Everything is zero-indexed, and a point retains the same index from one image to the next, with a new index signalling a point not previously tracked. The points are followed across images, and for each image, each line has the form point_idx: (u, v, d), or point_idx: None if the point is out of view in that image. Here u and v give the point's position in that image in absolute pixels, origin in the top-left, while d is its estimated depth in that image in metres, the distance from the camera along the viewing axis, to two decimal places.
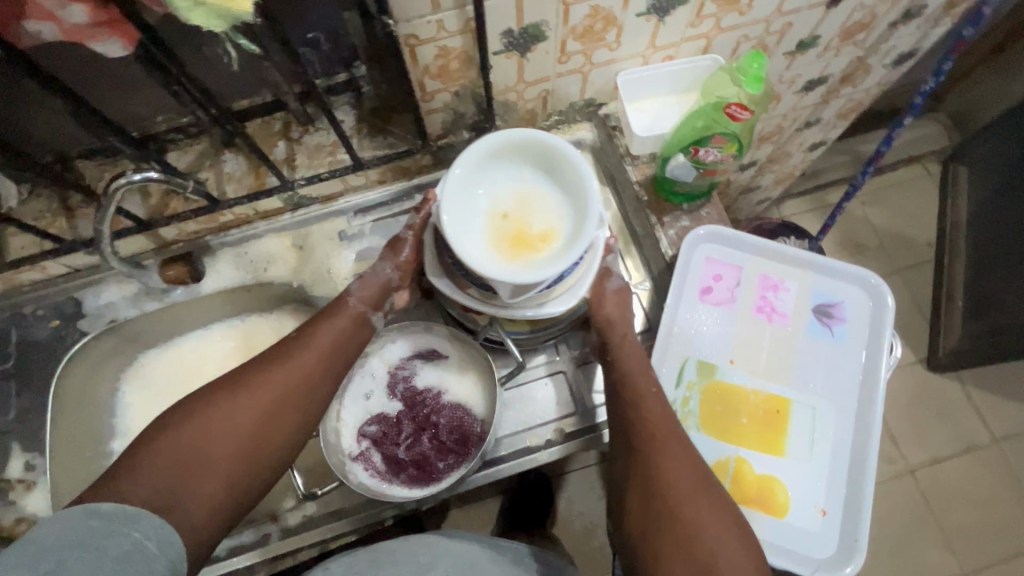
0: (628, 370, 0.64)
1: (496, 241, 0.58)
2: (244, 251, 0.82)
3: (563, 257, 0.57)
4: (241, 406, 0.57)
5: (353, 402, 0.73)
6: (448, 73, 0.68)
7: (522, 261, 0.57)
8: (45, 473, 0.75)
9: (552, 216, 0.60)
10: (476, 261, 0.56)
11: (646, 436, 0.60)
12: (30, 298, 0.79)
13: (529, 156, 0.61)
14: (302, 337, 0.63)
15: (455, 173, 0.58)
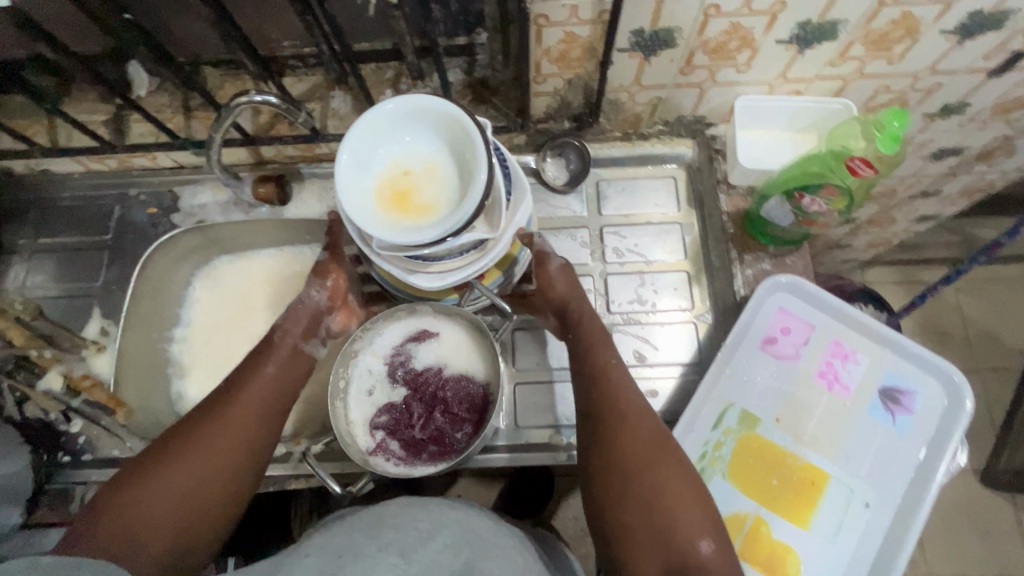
0: (596, 344, 0.68)
1: (379, 185, 0.58)
2: (330, 185, 0.86)
3: (412, 233, 0.56)
4: (185, 453, 0.60)
5: (357, 399, 0.70)
6: (567, 60, 0.67)
7: (384, 216, 0.57)
8: (115, 341, 0.82)
9: (437, 194, 0.58)
10: (348, 200, 0.57)
11: (608, 415, 0.63)
12: (137, 182, 0.87)
13: (446, 127, 0.58)
14: (239, 381, 0.67)
15: (379, 112, 0.58)
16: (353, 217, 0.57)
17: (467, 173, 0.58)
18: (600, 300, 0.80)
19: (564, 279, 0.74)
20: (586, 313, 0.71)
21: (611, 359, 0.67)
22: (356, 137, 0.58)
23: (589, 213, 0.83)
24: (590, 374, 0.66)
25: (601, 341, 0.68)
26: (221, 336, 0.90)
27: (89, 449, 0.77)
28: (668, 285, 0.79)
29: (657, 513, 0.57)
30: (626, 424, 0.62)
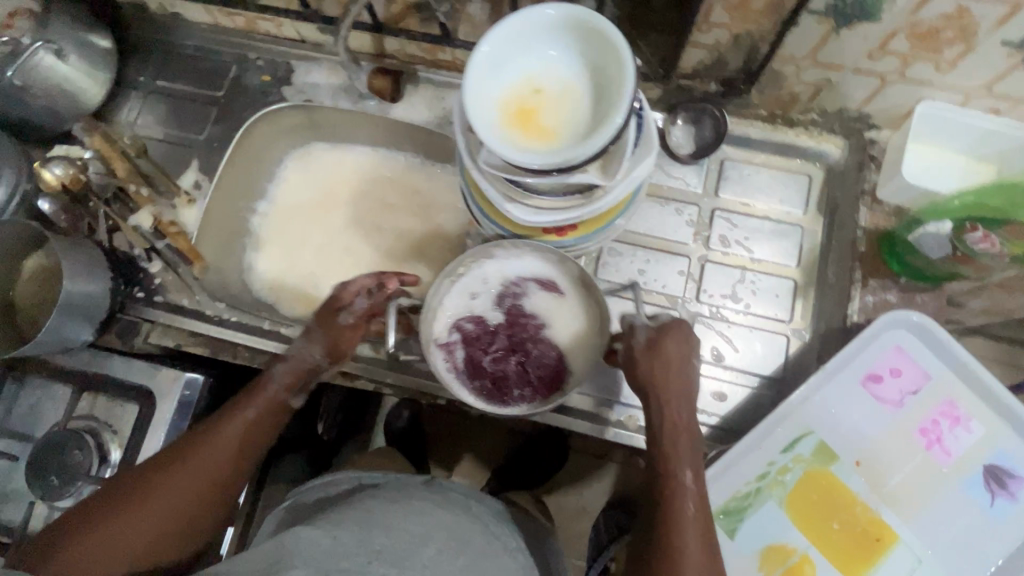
0: (676, 407, 0.58)
1: (508, 95, 0.54)
2: (442, 96, 0.82)
3: (528, 156, 0.52)
4: (141, 508, 0.56)
5: (459, 293, 0.66)
6: (744, 11, 0.59)
7: (504, 130, 0.53)
8: (205, 196, 0.82)
9: (564, 123, 0.53)
10: (472, 101, 0.52)
11: (674, 494, 0.55)
12: (258, 47, 0.86)
13: (594, 48, 0.52)
14: (207, 435, 0.60)
15: (533, 16, 0.53)
16: (473, 119, 0.52)
17: (606, 104, 0.52)
18: (691, 284, 0.74)
19: (666, 348, 0.59)
20: (687, 393, 0.59)
21: (693, 440, 0.58)
22: (499, 35, 0.53)
23: (705, 191, 0.76)
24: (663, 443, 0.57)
25: (689, 405, 0.59)
26: (303, 222, 0.90)
27: (161, 291, 0.78)
28: (769, 290, 0.72)
29: None
30: (693, 515, 0.54)
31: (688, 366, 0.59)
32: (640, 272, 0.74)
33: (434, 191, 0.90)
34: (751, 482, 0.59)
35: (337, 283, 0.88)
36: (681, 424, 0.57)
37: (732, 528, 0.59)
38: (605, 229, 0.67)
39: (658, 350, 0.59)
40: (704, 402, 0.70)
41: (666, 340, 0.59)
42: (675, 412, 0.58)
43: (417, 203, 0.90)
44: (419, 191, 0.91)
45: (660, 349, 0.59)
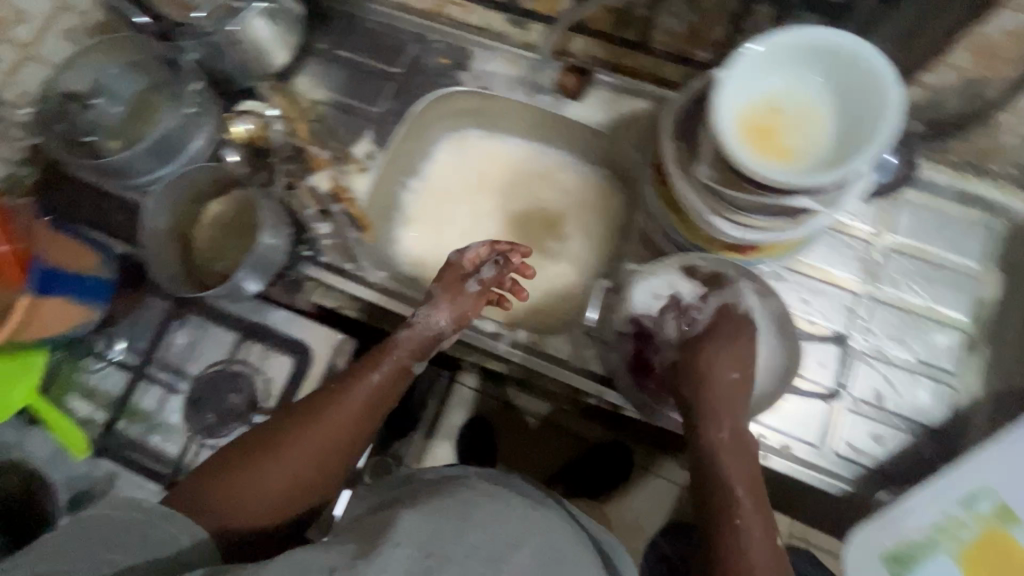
0: (723, 411, 0.58)
1: (750, 111, 0.54)
2: (619, 99, 0.82)
3: (770, 174, 0.52)
4: (286, 448, 0.58)
5: (650, 287, 0.68)
6: (990, 56, 0.57)
7: (744, 144, 0.53)
8: (376, 167, 0.84)
9: (804, 145, 0.54)
10: (722, 121, 0.53)
11: (718, 492, 0.55)
12: (440, 30, 0.88)
13: (846, 71, 0.52)
14: (344, 387, 0.63)
15: (790, 35, 0.53)
16: (718, 131, 0.53)
17: (858, 128, 0.52)
18: (855, 321, 0.73)
19: (727, 359, 0.60)
20: (733, 404, 0.58)
21: (742, 450, 0.57)
22: (752, 50, 0.53)
23: (879, 230, 0.75)
24: (709, 449, 0.57)
25: (727, 399, 0.58)
26: (454, 204, 0.92)
27: (328, 252, 0.80)
28: (938, 340, 0.72)
29: None
30: (742, 522, 0.52)
31: (722, 351, 0.60)
32: (805, 302, 0.73)
33: (586, 192, 0.91)
34: (925, 532, 0.59)
35: None
36: (723, 429, 0.57)
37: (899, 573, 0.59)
38: (787, 253, 0.68)
39: (695, 340, 0.62)
40: (861, 442, 0.69)
41: (706, 338, 0.61)
42: (714, 419, 0.57)
43: (568, 201, 0.91)
44: (570, 189, 0.91)
45: (706, 355, 0.60)
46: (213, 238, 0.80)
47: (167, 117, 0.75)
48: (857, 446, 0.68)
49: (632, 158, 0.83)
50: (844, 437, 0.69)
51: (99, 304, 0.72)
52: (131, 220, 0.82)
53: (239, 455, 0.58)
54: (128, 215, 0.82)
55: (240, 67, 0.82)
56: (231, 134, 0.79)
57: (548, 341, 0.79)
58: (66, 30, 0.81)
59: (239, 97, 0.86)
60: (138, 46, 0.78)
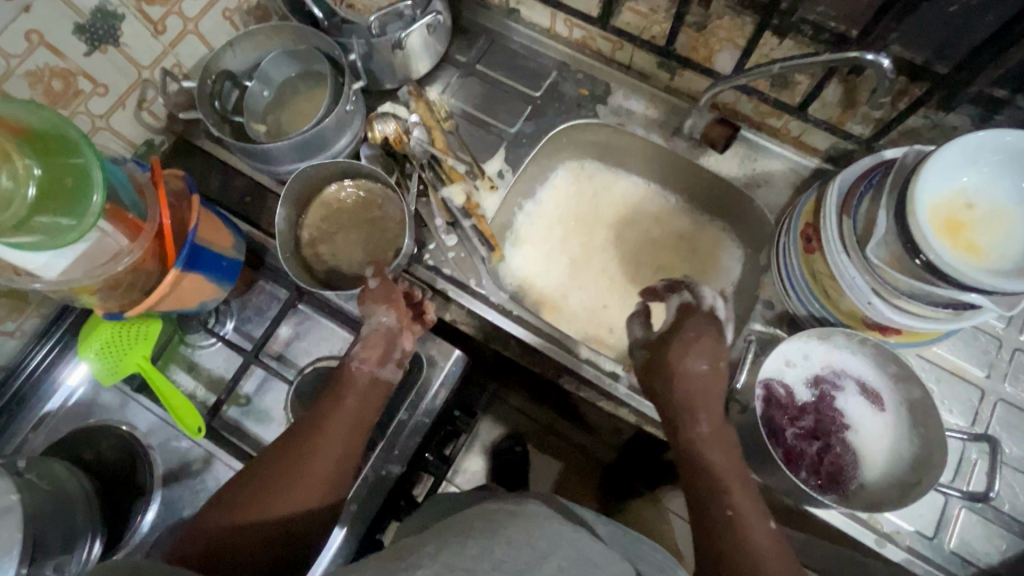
0: (701, 414, 0.64)
1: (945, 202, 0.54)
2: (755, 157, 0.83)
3: (957, 267, 0.51)
4: (280, 479, 0.60)
5: (783, 355, 0.68)
6: None
7: (935, 233, 0.53)
8: (506, 186, 0.85)
9: (992, 248, 0.53)
10: (919, 208, 0.53)
11: (708, 484, 0.61)
12: (583, 61, 0.88)
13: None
14: (318, 416, 0.64)
15: (1005, 138, 0.52)
16: (914, 214, 0.52)
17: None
18: (977, 417, 0.72)
19: (707, 367, 0.65)
20: (709, 390, 0.65)
21: (724, 442, 0.63)
22: (962, 144, 0.53)
23: (1008, 328, 0.74)
24: (694, 445, 0.63)
25: (703, 394, 0.64)
26: (566, 233, 0.92)
27: (451, 264, 0.79)
28: None
29: None
30: (735, 511, 0.58)
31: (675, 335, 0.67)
32: (931, 389, 0.72)
33: (700, 239, 0.90)
34: None
35: (585, 300, 0.89)
36: (701, 420, 0.63)
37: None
38: (924, 342, 0.67)
39: (663, 344, 0.68)
40: (975, 541, 0.67)
41: (673, 341, 0.67)
42: (697, 415, 0.64)
43: (682, 246, 0.90)
44: (683, 234, 0.91)
45: (681, 336, 0.66)
46: (323, 221, 0.79)
47: (326, 111, 0.75)
48: (972, 545, 0.67)
49: (760, 216, 0.83)
50: (958, 534, 0.67)
51: (225, 285, 0.73)
52: (258, 203, 0.83)
53: (236, 495, 0.60)
54: (255, 199, 0.83)
55: (388, 69, 0.83)
56: (370, 134, 0.81)
57: None
58: (226, 9, 0.82)
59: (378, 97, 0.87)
60: (297, 36, 0.78)
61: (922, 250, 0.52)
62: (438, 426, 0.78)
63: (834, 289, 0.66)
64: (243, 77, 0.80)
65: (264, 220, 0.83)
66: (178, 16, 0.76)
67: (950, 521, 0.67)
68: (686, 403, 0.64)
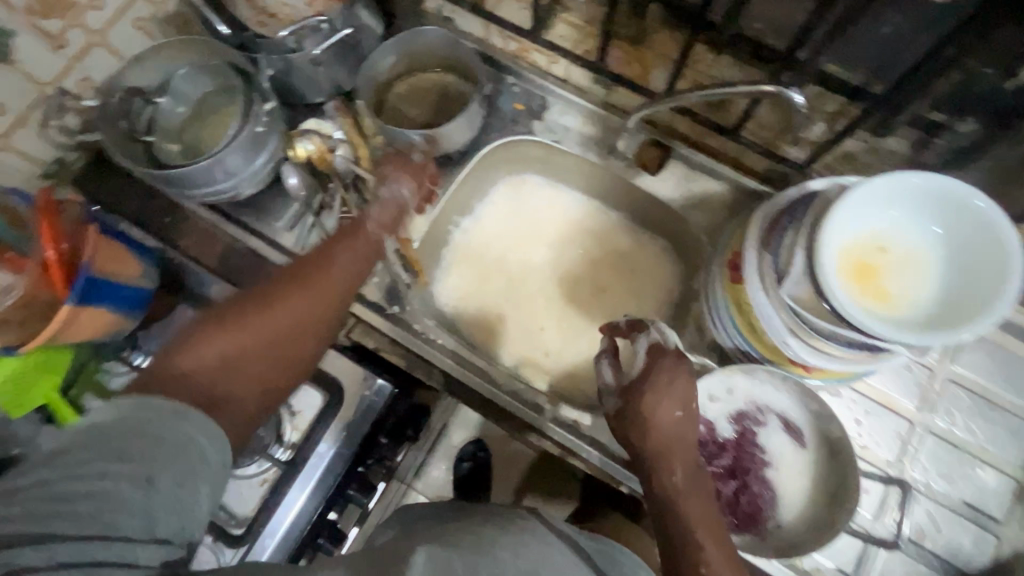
0: (676, 464, 0.55)
1: (855, 247, 0.52)
2: (693, 177, 0.80)
3: (865, 318, 0.49)
4: (251, 325, 0.56)
5: (705, 390, 0.67)
6: None
7: (843, 281, 0.51)
8: (437, 206, 0.82)
9: (903, 294, 0.51)
10: (826, 252, 0.51)
11: (683, 540, 0.52)
12: (519, 72, 0.85)
13: (966, 230, 0.50)
14: (321, 258, 0.63)
15: (915, 181, 0.50)
16: (819, 263, 0.50)
17: (969, 291, 0.49)
18: (905, 449, 0.70)
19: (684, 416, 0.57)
20: (685, 441, 0.56)
21: (699, 493, 0.54)
22: (871, 187, 0.51)
23: (941, 357, 0.72)
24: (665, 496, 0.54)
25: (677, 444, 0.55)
26: (501, 250, 0.88)
27: (376, 290, 0.77)
28: (985, 480, 0.69)
29: None
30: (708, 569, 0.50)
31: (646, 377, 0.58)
32: (857, 420, 0.71)
33: (641, 260, 0.86)
34: None
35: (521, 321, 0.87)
36: (677, 474, 0.55)
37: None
38: (850, 379, 0.65)
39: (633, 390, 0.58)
40: None
41: (644, 387, 0.57)
42: (668, 462, 0.55)
43: (623, 268, 0.86)
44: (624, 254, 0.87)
45: (655, 381, 0.57)
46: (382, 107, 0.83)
47: (236, 130, 0.72)
48: None
49: (697, 240, 0.80)
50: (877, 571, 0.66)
51: (133, 314, 0.72)
52: (175, 223, 0.80)
53: (225, 325, 0.56)
54: (173, 218, 0.80)
55: (309, 83, 0.79)
56: (293, 152, 0.77)
57: (594, 421, 0.74)
58: (139, 18, 0.77)
59: (305, 112, 0.84)
60: (209, 50, 0.74)
61: (828, 298, 0.50)
62: (361, 456, 0.76)
63: (758, 326, 0.64)
64: (154, 92, 0.76)
65: (180, 239, 0.79)
66: (81, 29, 0.72)
67: (868, 558, 0.66)
68: (658, 455, 0.55)
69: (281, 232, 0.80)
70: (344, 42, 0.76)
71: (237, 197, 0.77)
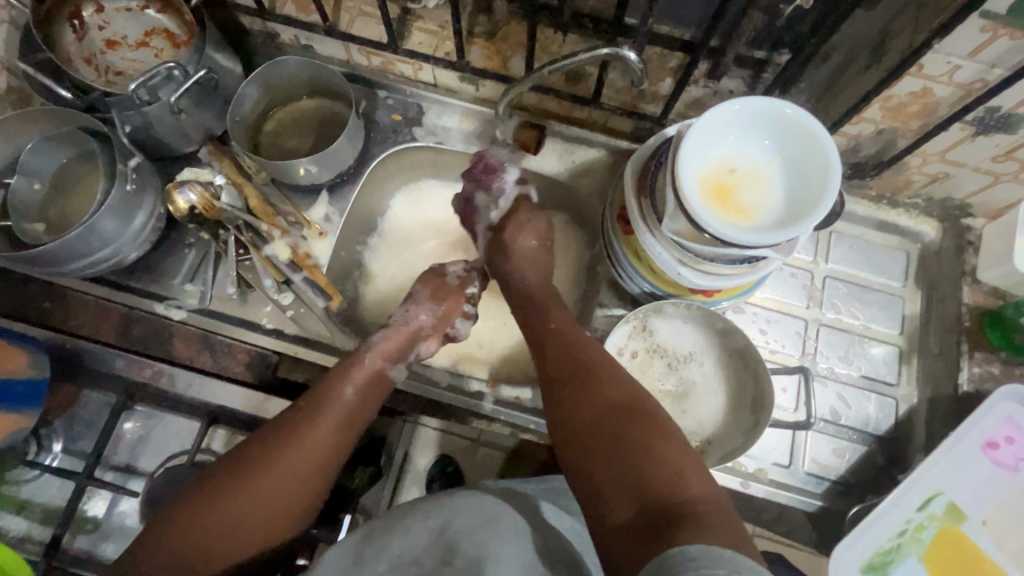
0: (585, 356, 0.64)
1: (709, 173, 0.58)
2: (572, 149, 0.85)
3: (734, 231, 0.56)
4: (256, 488, 0.58)
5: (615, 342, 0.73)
6: (899, 113, 0.67)
7: (706, 205, 0.57)
8: (337, 229, 0.82)
9: (761, 204, 0.58)
10: (685, 177, 0.57)
11: (611, 416, 0.57)
12: (388, 86, 0.87)
13: (789, 140, 0.58)
14: (312, 407, 0.63)
15: (736, 108, 0.58)
16: (683, 193, 0.56)
17: (806, 190, 0.57)
18: (809, 346, 0.78)
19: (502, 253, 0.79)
20: (540, 264, 0.78)
21: (615, 383, 0.61)
22: (706, 120, 0.58)
23: (815, 259, 0.81)
24: (578, 419, 0.59)
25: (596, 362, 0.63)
26: (412, 259, 0.87)
27: (292, 324, 0.76)
28: (877, 352, 0.78)
29: (645, 484, 0.51)
30: (584, 386, 0.61)
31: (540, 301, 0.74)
32: (762, 331, 0.79)
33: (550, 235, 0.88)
34: (893, 539, 0.66)
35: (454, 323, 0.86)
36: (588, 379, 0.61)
37: None
38: (746, 293, 0.72)
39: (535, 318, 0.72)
40: (826, 459, 0.74)
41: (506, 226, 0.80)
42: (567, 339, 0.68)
43: None
44: None
45: (517, 248, 0.79)
46: (259, 147, 0.83)
47: (104, 194, 0.68)
48: (823, 462, 0.74)
49: (590, 206, 0.85)
50: (809, 455, 0.74)
51: (31, 409, 0.72)
52: (60, 305, 0.76)
53: (214, 491, 0.57)
54: (56, 301, 0.76)
55: (173, 135, 0.76)
56: (174, 206, 0.73)
57: (535, 394, 0.78)
58: None
59: (179, 162, 0.82)
60: (57, 118, 0.71)
61: (698, 223, 0.56)
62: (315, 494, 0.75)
63: (657, 268, 0.70)
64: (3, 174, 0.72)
65: (71, 322, 0.76)
66: None
67: (798, 446, 0.74)
68: (581, 371, 0.62)
69: (179, 288, 0.76)
70: (201, 85, 0.74)
71: (122, 263, 0.73)
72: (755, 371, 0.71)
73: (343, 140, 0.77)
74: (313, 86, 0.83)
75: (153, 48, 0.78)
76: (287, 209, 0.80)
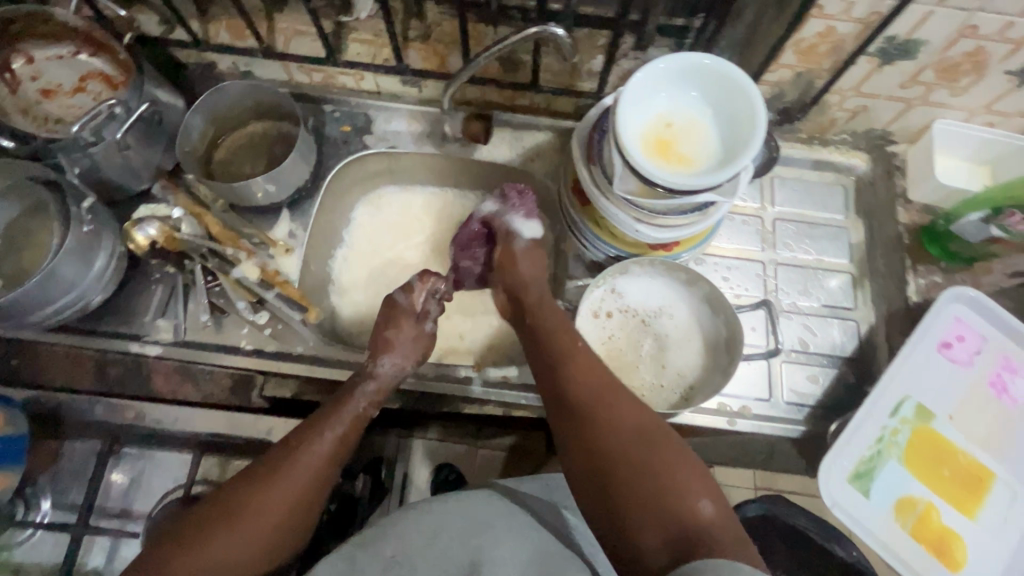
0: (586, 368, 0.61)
1: (647, 130, 0.62)
2: (521, 135, 0.89)
3: (680, 179, 0.59)
4: (242, 543, 0.55)
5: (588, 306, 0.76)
6: (812, 54, 0.72)
7: (651, 160, 0.61)
8: (303, 244, 0.82)
9: (700, 152, 0.62)
10: (626, 136, 0.60)
11: (626, 438, 0.55)
12: (333, 99, 0.89)
13: (715, 89, 0.62)
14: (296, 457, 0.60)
15: (663, 67, 0.62)
16: (627, 152, 0.60)
17: (738, 132, 0.61)
18: (771, 285, 0.83)
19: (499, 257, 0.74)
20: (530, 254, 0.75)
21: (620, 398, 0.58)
22: (636, 83, 0.62)
23: (763, 204, 0.86)
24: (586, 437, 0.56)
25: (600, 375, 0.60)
26: (381, 264, 0.89)
27: (272, 342, 0.76)
28: (833, 283, 0.83)
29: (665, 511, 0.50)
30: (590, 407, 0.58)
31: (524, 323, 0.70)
32: (725, 277, 0.83)
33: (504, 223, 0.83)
34: (874, 447, 0.70)
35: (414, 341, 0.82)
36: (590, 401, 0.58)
37: (867, 488, 0.70)
38: (703, 242, 0.76)
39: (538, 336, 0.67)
40: (802, 387, 0.78)
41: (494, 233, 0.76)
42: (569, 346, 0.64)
43: None
44: None
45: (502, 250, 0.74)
46: (212, 175, 0.83)
47: (60, 240, 0.68)
48: (800, 390, 0.78)
49: (545, 187, 0.88)
50: (786, 386, 0.78)
51: (14, 467, 0.72)
52: (29, 361, 0.76)
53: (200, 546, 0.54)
54: (24, 357, 0.76)
55: (123, 174, 0.76)
56: (134, 243, 0.73)
57: (521, 370, 0.80)
58: None
59: (132, 201, 0.81)
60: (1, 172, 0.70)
61: (646, 177, 0.60)
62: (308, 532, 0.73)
63: (617, 231, 0.73)
64: None
65: (43, 376, 0.76)
66: None
67: (774, 380, 0.78)
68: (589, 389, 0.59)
69: (151, 324, 0.75)
70: (145, 120, 0.74)
71: (88, 308, 0.73)
72: (724, 311, 0.75)
73: (295, 155, 0.78)
74: (258, 110, 0.84)
75: (91, 92, 0.78)
76: (251, 231, 0.81)
